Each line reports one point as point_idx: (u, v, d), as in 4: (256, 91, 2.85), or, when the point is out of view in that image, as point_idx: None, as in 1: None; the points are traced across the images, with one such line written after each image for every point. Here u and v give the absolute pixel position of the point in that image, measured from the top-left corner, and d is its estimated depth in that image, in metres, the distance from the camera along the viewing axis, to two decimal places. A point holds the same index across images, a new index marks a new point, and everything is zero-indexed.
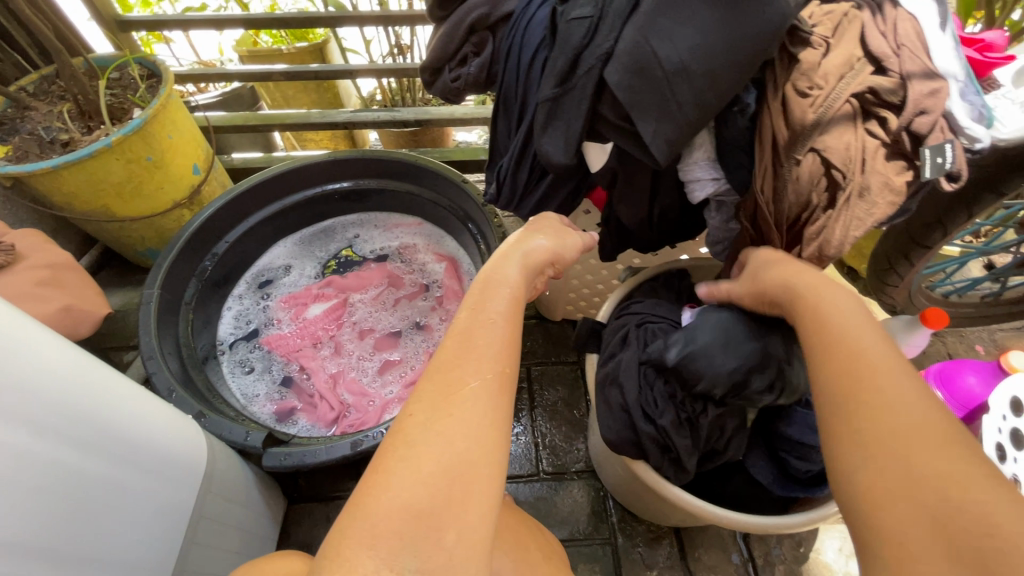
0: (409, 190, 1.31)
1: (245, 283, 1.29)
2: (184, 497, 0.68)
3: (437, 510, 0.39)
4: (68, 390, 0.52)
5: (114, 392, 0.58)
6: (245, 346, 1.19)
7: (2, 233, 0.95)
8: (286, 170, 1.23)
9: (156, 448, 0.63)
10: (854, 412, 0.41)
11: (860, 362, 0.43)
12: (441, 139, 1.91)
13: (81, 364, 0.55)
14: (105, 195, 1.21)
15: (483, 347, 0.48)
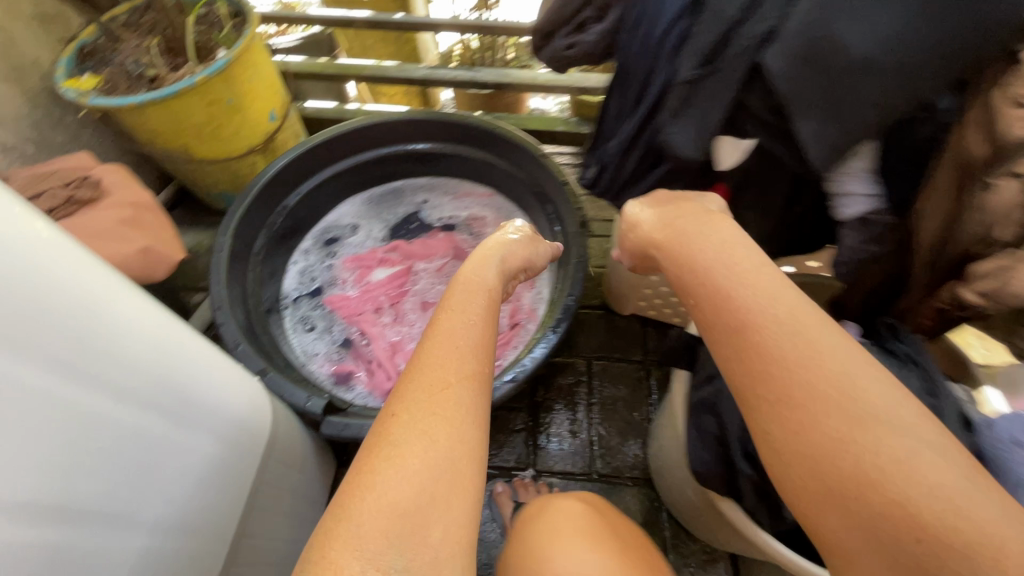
0: (485, 158, 1.24)
1: (311, 238, 1.27)
2: (246, 462, 0.67)
3: (420, 505, 0.44)
4: (139, 352, 0.50)
5: (185, 354, 0.56)
6: (308, 303, 1.18)
7: (89, 167, 0.96)
8: (362, 126, 1.18)
9: (222, 413, 0.61)
10: (784, 410, 0.41)
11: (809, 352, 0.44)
12: (517, 104, 1.81)
13: (156, 324, 0.53)
14: (185, 135, 1.20)
15: (459, 344, 0.55)
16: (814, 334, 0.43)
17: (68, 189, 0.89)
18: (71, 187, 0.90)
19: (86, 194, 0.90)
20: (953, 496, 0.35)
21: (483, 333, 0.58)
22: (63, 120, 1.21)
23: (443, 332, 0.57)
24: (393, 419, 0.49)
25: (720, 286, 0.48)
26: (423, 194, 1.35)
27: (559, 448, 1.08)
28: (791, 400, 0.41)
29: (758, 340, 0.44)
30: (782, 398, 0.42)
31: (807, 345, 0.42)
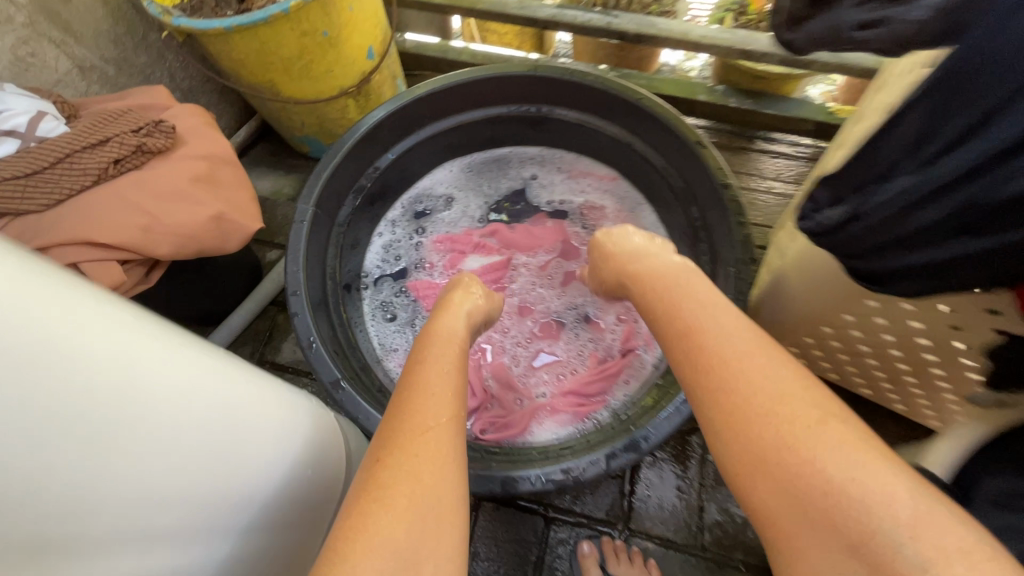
0: (616, 135, 1.01)
1: (401, 206, 1.11)
2: (316, 505, 0.61)
3: (416, 542, 0.44)
4: (205, 424, 0.42)
5: (256, 413, 0.48)
6: (390, 286, 1.04)
7: (166, 106, 0.81)
8: (475, 80, 0.96)
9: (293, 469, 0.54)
10: (737, 427, 0.46)
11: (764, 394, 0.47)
12: (648, 60, 1.50)
13: (219, 385, 0.44)
14: (274, 70, 1.03)
15: (439, 398, 0.56)
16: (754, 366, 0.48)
17: (138, 136, 0.74)
18: (142, 133, 0.74)
19: (159, 143, 0.75)
20: (889, 498, 0.38)
21: (457, 385, 0.60)
22: (146, 38, 1.06)
23: (423, 383, 0.58)
24: (384, 469, 0.48)
25: (722, 355, 0.51)
26: (531, 168, 1.14)
27: (660, 507, 0.91)
28: (740, 417, 0.46)
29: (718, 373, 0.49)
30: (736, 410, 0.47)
31: (749, 383, 0.47)
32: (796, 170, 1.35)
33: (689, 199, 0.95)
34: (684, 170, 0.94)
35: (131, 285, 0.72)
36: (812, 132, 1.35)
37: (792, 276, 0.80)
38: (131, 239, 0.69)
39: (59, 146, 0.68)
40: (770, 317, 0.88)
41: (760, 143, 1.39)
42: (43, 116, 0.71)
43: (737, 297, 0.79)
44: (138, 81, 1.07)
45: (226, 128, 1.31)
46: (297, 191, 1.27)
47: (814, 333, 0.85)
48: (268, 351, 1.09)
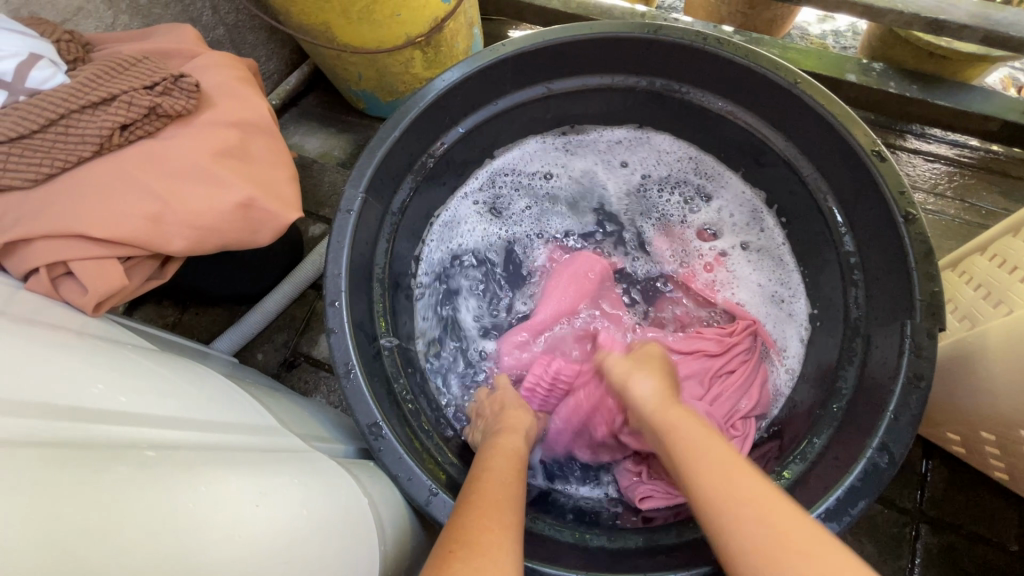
0: (749, 126, 0.79)
1: (470, 190, 0.92)
2: (376, 560, 0.45)
3: None
4: (104, 496, 0.28)
5: (193, 465, 0.34)
6: (449, 287, 0.88)
7: (194, 54, 0.65)
8: (575, 40, 0.74)
9: (318, 514, 0.39)
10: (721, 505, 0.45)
11: (728, 481, 0.46)
12: (781, 22, 1.20)
13: (94, 451, 0.30)
14: (329, 8, 0.85)
15: (512, 483, 0.54)
16: (714, 443, 0.51)
17: (153, 95, 0.58)
18: (158, 90, 0.59)
19: (178, 104, 0.59)
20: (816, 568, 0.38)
21: (522, 480, 0.57)
22: None
23: (507, 470, 0.56)
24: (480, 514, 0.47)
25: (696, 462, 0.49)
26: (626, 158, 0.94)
27: None
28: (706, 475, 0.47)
29: (684, 449, 0.52)
30: (695, 473, 0.48)
31: (729, 493, 0.45)
32: (958, 181, 1.05)
33: (842, 221, 0.74)
34: (839, 182, 0.72)
35: (138, 283, 0.58)
36: (994, 133, 1.05)
37: (997, 353, 0.60)
38: (136, 230, 0.54)
39: (52, 104, 0.54)
40: (963, 397, 0.66)
41: (912, 140, 1.10)
42: (37, 60, 0.56)
43: (913, 378, 0.58)
44: (176, 12, 0.91)
45: (275, 72, 1.14)
46: (347, 155, 1.10)
47: (999, 429, 0.63)
48: (302, 343, 0.96)
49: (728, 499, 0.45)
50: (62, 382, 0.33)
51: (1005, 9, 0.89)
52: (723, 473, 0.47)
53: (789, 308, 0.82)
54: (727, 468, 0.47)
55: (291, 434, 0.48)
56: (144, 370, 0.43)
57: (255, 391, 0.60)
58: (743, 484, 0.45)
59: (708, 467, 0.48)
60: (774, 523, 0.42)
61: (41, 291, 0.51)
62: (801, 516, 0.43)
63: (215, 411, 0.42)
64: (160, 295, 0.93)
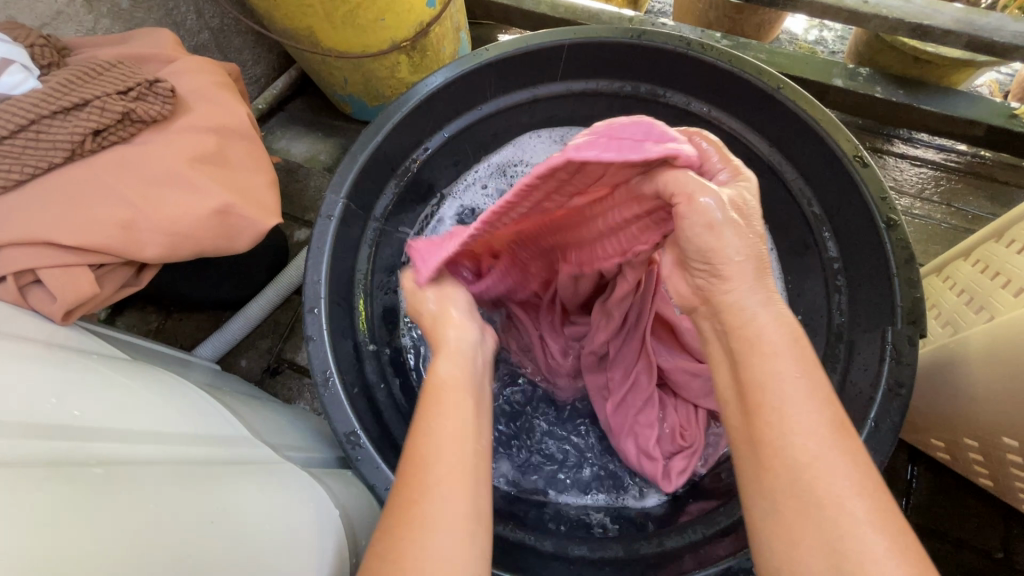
0: (733, 131, 0.79)
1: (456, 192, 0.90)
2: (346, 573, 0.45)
3: None
4: (53, 514, 0.27)
5: (149, 481, 0.33)
6: None
7: (171, 59, 0.65)
8: (559, 46, 0.74)
9: (281, 529, 0.38)
10: (769, 443, 0.39)
11: (794, 417, 0.38)
12: (768, 27, 1.21)
13: (43, 469, 0.29)
14: (312, 13, 0.84)
15: (447, 427, 0.47)
16: (791, 359, 0.41)
17: (126, 100, 0.57)
18: (132, 95, 0.58)
19: (153, 109, 0.59)
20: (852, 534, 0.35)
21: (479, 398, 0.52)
22: None
23: (446, 404, 0.49)
24: (410, 499, 0.42)
25: (772, 376, 0.40)
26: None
27: None
28: (764, 420, 0.39)
29: (757, 355, 0.41)
30: (759, 391, 0.40)
31: (788, 434, 0.38)
32: (944, 186, 1.05)
33: (825, 227, 0.73)
34: (822, 187, 0.72)
35: (111, 291, 0.57)
36: (981, 138, 1.04)
37: (980, 360, 0.59)
38: (108, 238, 0.54)
39: (22, 110, 0.53)
40: (945, 404, 0.65)
41: (898, 145, 1.11)
42: (9, 66, 0.55)
43: (893, 386, 0.58)
44: (158, 16, 0.90)
45: (261, 76, 1.14)
46: (334, 160, 1.10)
47: (982, 436, 0.63)
48: (287, 349, 0.95)
49: (787, 460, 0.38)
50: (15, 396, 0.32)
51: (989, 14, 0.89)
52: (790, 404, 0.39)
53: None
54: (804, 397, 0.39)
55: (262, 445, 0.48)
56: (108, 380, 0.42)
57: (231, 399, 0.59)
58: (811, 446, 0.38)
59: (776, 387, 0.39)
60: (832, 513, 0.35)
61: (10, 299, 0.50)
62: (868, 487, 0.37)
63: (180, 422, 0.41)
64: (143, 301, 0.93)
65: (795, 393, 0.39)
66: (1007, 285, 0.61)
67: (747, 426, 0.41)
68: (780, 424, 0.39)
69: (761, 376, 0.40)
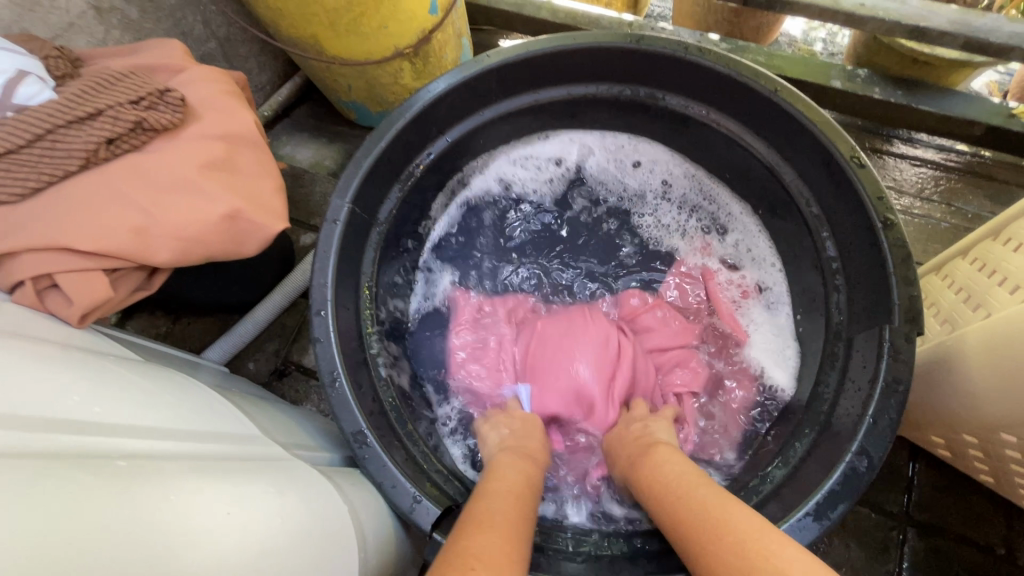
0: (732, 133, 0.80)
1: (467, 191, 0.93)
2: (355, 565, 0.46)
3: None
4: (76, 505, 0.28)
5: (166, 475, 0.34)
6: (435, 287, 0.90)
7: (182, 69, 0.67)
8: (560, 51, 0.75)
9: (295, 521, 0.39)
10: (704, 538, 0.48)
11: (717, 514, 0.49)
12: (767, 30, 1.22)
13: (68, 461, 0.30)
14: (316, 22, 0.86)
15: (513, 509, 0.53)
16: (701, 483, 0.54)
17: (138, 109, 0.59)
18: (144, 104, 0.60)
19: (164, 117, 0.60)
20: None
21: (528, 506, 0.56)
22: None
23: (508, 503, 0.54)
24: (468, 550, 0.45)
25: (684, 502, 0.52)
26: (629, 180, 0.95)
27: None
28: (664, 495, 0.55)
29: (676, 488, 0.55)
30: (680, 514, 0.52)
31: (717, 521, 0.48)
32: (944, 185, 1.06)
33: (824, 226, 0.74)
34: (820, 188, 0.73)
35: (124, 294, 0.59)
36: (979, 138, 1.05)
37: (976, 357, 0.60)
38: (121, 242, 0.55)
39: (38, 119, 0.55)
40: (941, 402, 0.66)
41: (897, 145, 1.12)
42: (25, 77, 0.57)
43: (891, 383, 0.58)
44: (167, 26, 0.92)
45: (267, 84, 1.16)
46: (338, 165, 1.11)
47: (981, 432, 0.64)
48: (294, 351, 0.96)
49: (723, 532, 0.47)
50: (40, 394, 0.34)
51: (985, 15, 0.90)
52: (710, 505, 0.50)
53: (765, 345, 0.81)
54: (715, 498, 0.51)
55: (273, 443, 0.49)
56: (125, 380, 0.43)
57: (241, 400, 0.61)
58: (686, 491, 0.54)
59: (697, 502, 0.51)
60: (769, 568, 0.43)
61: (27, 303, 0.52)
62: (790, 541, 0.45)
63: (194, 420, 0.43)
64: (153, 305, 0.94)
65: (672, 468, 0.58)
66: (1003, 283, 0.61)
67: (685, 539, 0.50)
68: (670, 489, 0.55)
69: (686, 497, 0.53)
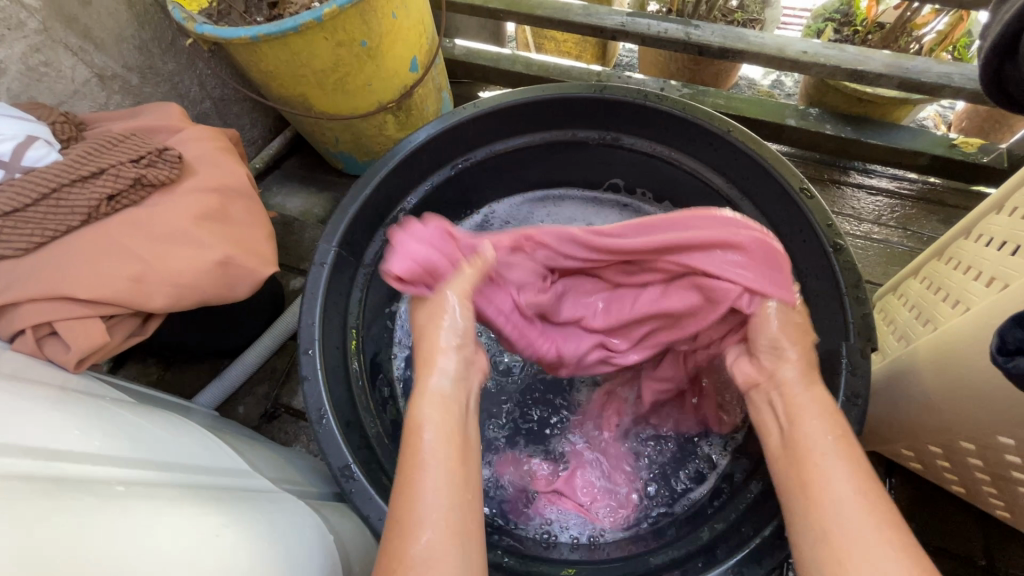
0: (694, 171, 0.86)
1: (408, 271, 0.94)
2: None
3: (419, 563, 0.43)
4: (78, 521, 0.31)
5: (159, 501, 0.36)
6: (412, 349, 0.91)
7: (178, 128, 0.72)
8: (528, 101, 0.82)
9: (276, 548, 0.41)
10: (832, 547, 0.44)
11: (846, 526, 0.44)
12: (725, 76, 1.31)
13: (66, 484, 0.33)
14: (305, 83, 0.93)
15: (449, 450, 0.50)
16: (837, 464, 0.48)
17: (138, 167, 0.64)
18: (144, 162, 0.65)
19: (162, 174, 0.65)
20: None
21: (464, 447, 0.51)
22: (174, 43, 0.98)
23: (415, 476, 0.48)
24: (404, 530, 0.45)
25: (818, 465, 0.49)
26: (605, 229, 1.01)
27: None
28: (838, 544, 0.44)
29: (814, 467, 0.49)
30: (807, 476, 0.49)
31: (850, 519, 0.45)
32: (899, 212, 1.13)
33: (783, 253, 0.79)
34: (775, 218, 0.79)
35: (120, 340, 0.62)
36: (927, 166, 1.13)
37: (926, 370, 0.64)
38: (119, 291, 0.59)
39: (44, 181, 0.59)
40: (900, 417, 0.70)
41: (855, 175, 1.18)
42: (34, 141, 0.62)
43: (850, 397, 0.62)
44: (165, 89, 0.99)
45: (258, 138, 1.22)
46: (327, 212, 1.16)
47: (943, 443, 0.67)
48: (283, 394, 0.98)
49: (837, 533, 0.45)
50: (42, 429, 0.36)
51: (916, 58, 0.98)
52: (839, 500, 0.46)
53: None
54: (858, 496, 0.46)
55: (261, 477, 0.51)
56: (122, 418, 0.46)
57: (232, 439, 0.63)
58: (843, 508, 0.45)
59: (829, 488, 0.47)
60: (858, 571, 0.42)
61: (27, 351, 0.55)
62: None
63: (187, 454, 0.45)
64: (145, 352, 0.97)
65: (835, 472, 0.48)
66: (946, 299, 0.66)
67: (791, 492, 0.50)
68: (823, 491, 0.47)
69: (803, 456, 0.51)
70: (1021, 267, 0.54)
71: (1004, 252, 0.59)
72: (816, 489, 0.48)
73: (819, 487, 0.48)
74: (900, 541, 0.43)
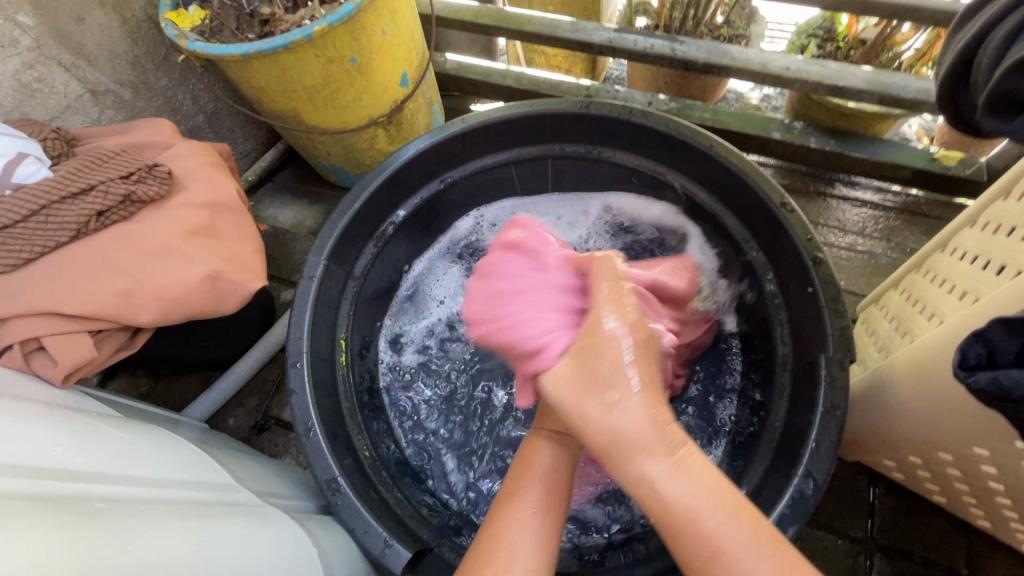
0: (679, 184, 0.87)
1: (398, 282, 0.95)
2: None
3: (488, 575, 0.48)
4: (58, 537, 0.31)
5: (140, 516, 0.37)
6: (401, 361, 0.92)
7: (169, 144, 0.73)
8: (515, 117, 0.83)
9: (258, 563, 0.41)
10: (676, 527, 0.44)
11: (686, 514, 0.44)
12: (713, 89, 1.34)
13: (46, 501, 0.33)
14: (296, 98, 0.94)
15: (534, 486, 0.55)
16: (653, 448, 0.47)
17: (128, 184, 0.65)
18: (133, 178, 0.65)
19: (151, 190, 0.66)
20: None
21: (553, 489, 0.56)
22: (167, 58, 0.99)
23: (522, 495, 0.54)
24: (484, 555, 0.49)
25: (628, 442, 0.47)
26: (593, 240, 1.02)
27: None
28: (679, 524, 0.44)
29: (628, 448, 0.47)
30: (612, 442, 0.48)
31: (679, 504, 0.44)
32: (883, 224, 1.15)
33: (766, 265, 0.80)
34: (758, 232, 0.80)
35: (108, 354, 0.63)
36: (909, 179, 1.15)
37: (904, 381, 0.65)
38: (108, 306, 0.59)
39: (34, 197, 0.60)
40: (880, 428, 0.71)
41: (840, 188, 1.20)
42: (24, 158, 0.63)
43: (830, 408, 0.63)
44: (158, 104, 1.00)
45: (251, 151, 1.24)
46: (319, 224, 1.17)
47: (922, 453, 0.68)
48: (273, 406, 0.98)
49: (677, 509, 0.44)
50: (26, 446, 0.37)
51: (895, 74, 1.01)
52: (660, 482, 0.45)
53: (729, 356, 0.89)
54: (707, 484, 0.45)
55: (245, 491, 0.51)
56: (107, 433, 0.46)
57: (219, 452, 0.63)
58: (674, 493, 0.45)
59: (653, 476, 0.46)
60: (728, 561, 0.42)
61: (14, 366, 0.56)
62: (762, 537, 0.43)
63: (170, 470, 0.46)
64: (135, 364, 0.97)
65: (668, 464, 0.46)
66: (922, 312, 0.68)
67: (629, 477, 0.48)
68: (649, 484, 0.46)
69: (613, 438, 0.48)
70: (992, 282, 0.56)
71: (976, 266, 0.60)
72: (645, 477, 0.46)
73: (641, 473, 0.46)
74: (747, 517, 0.44)
